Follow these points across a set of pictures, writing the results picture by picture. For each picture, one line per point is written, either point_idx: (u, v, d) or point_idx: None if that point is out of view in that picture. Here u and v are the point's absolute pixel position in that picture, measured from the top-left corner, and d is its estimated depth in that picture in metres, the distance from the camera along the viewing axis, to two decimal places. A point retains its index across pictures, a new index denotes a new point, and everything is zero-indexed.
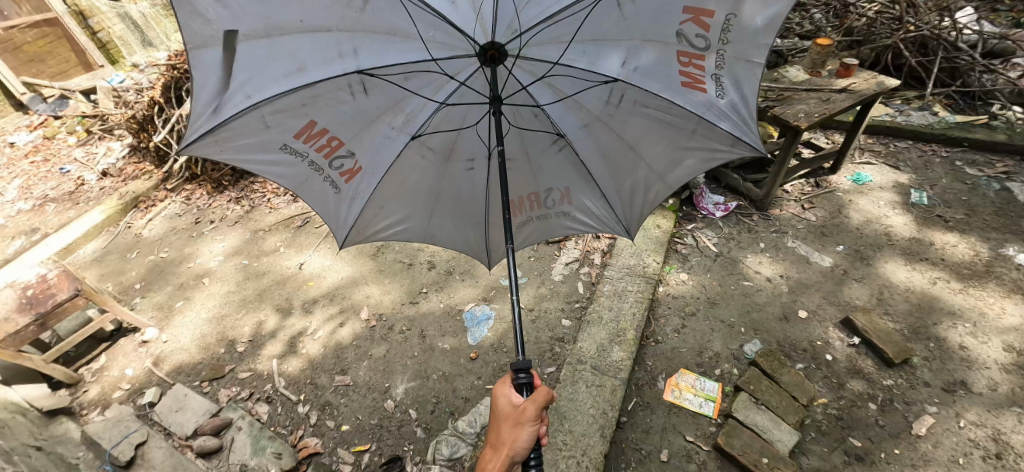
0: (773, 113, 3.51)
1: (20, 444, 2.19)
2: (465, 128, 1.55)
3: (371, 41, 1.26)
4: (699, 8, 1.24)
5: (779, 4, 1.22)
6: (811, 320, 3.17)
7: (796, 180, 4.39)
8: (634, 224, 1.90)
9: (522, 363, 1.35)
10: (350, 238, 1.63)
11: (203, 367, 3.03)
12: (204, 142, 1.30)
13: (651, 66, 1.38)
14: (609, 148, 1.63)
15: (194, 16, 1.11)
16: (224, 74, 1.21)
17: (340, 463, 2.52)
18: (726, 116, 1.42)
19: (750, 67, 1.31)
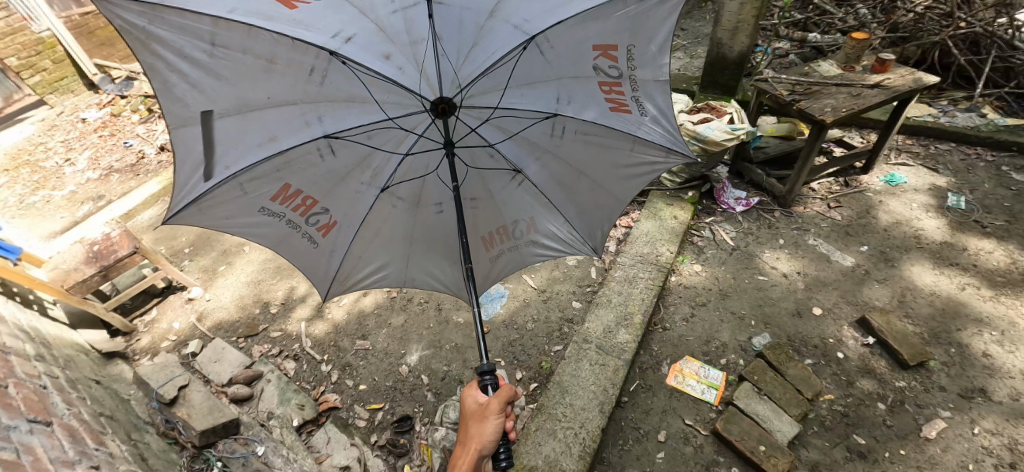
0: (798, 106, 3.46)
1: (82, 377, 2.51)
2: (428, 174, 1.66)
3: (333, 108, 1.39)
4: (606, 45, 1.52)
5: (665, 34, 1.55)
6: (825, 317, 3.13)
7: (823, 179, 4.27)
8: (599, 242, 2.06)
9: (486, 366, 1.51)
10: (333, 290, 1.73)
11: (240, 324, 3.33)
12: (188, 212, 1.42)
13: (582, 97, 1.62)
14: (564, 176, 1.81)
15: (174, 101, 1.25)
16: (203, 148, 1.33)
17: (356, 418, 2.76)
18: (652, 128, 1.72)
19: (658, 84, 1.64)
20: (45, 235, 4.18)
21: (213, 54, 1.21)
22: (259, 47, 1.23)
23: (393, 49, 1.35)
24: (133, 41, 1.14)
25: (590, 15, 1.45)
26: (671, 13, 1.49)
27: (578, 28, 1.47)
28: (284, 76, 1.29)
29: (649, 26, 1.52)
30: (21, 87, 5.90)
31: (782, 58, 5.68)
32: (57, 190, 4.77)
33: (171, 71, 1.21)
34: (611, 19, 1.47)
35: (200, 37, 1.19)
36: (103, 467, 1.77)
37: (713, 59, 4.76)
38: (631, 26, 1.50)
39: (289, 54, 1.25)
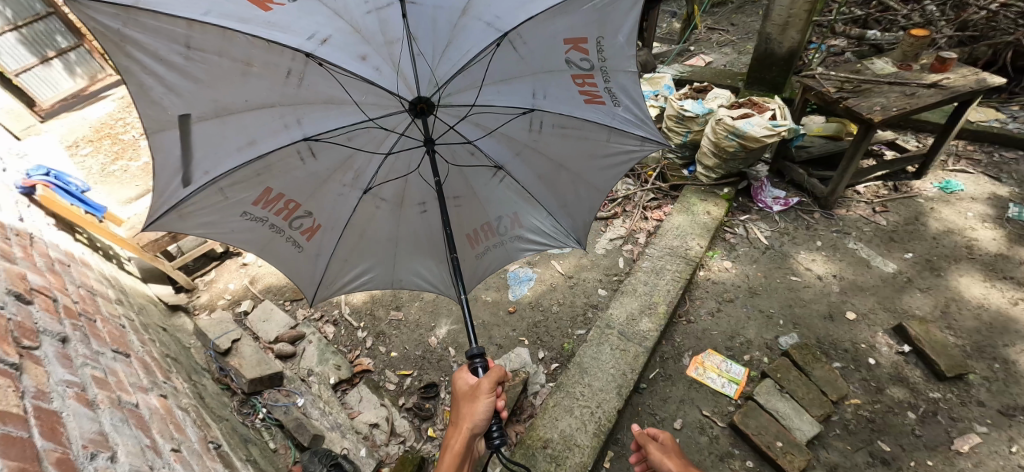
0: (845, 105, 3.35)
1: (152, 323, 2.80)
2: (410, 173, 1.77)
3: (312, 109, 1.47)
4: (575, 39, 1.57)
5: (631, 24, 1.59)
6: (859, 322, 3.04)
7: (871, 182, 4.09)
8: (582, 234, 2.16)
9: (476, 349, 1.41)
10: (320, 291, 1.85)
11: (287, 289, 3.62)
12: (170, 218, 1.48)
13: (556, 93, 1.69)
14: (543, 171, 1.90)
15: (149, 104, 1.29)
16: (181, 153, 1.38)
17: (386, 382, 2.97)
18: (625, 117, 1.80)
19: (627, 75, 1.71)
20: (123, 200, 4.67)
21: (189, 56, 1.26)
22: (236, 50, 1.29)
23: (368, 50, 1.43)
24: (108, 44, 1.18)
25: (558, 10, 1.50)
26: (634, 6, 1.55)
27: (547, 25, 1.53)
28: (261, 77, 1.35)
29: (613, 19, 1.57)
30: (105, 68, 6.52)
31: (836, 56, 5.44)
32: (134, 160, 5.28)
33: (147, 74, 1.26)
34: (577, 13, 1.53)
35: (175, 40, 1.23)
36: (169, 397, 2.02)
37: (759, 54, 4.63)
38: (596, 20, 1.55)
39: (265, 55, 1.32)
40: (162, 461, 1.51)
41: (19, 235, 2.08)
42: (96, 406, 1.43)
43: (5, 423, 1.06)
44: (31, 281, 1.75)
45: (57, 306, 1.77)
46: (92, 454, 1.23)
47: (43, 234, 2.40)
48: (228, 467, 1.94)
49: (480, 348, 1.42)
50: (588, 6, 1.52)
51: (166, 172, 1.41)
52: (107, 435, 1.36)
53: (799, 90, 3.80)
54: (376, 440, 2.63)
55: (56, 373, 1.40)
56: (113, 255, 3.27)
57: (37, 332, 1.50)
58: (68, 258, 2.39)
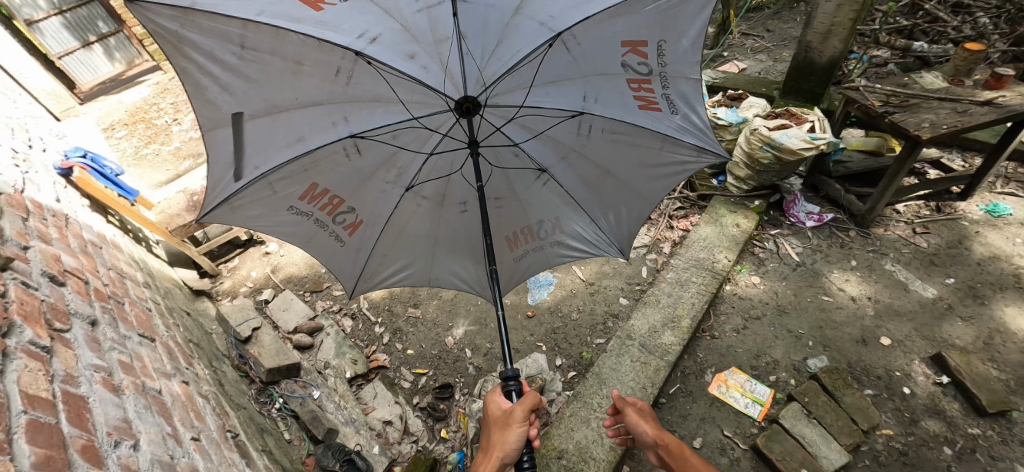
0: (891, 119, 3.20)
1: (177, 308, 2.82)
2: (453, 173, 1.76)
3: (359, 108, 1.47)
4: (634, 41, 1.47)
5: (697, 27, 1.48)
6: (894, 348, 2.90)
7: (911, 201, 3.90)
8: (625, 243, 2.08)
9: (511, 370, 1.37)
10: (359, 286, 1.86)
11: (307, 279, 3.66)
12: (221, 211, 1.54)
13: (609, 97, 1.60)
14: (589, 175, 1.82)
15: (206, 103, 1.36)
16: (233, 149, 1.44)
17: (402, 379, 2.96)
18: (683, 126, 1.68)
19: (687, 81, 1.59)
20: (154, 184, 4.79)
21: (242, 56, 1.30)
22: (287, 49, 1.30)
23: (417, 48, 1.40)
24: (166, 44, 1.25)
25: (618, 10, 1.40)
26: (703, 7, 1.42)
27: (605, 26, 1.44)
28: (312, 76, 1.36)
29: (679, 22, 1.46)
30: (142, 53, 6.67)
31: (878, 67, 5.21)
32: (166, 145, 5.41)
33: (201, 73, 1.32)
34: (638, 14, 1.42)
35: (229, 40, 1.27)
36: (191, 384, 2.02)
37: (798, 63, 4.47)
38: (660, 21, 1.44)
39: (315, 55, 1.32)
40: (182, 450, 1.52)
41: (55, 216, 2.11)
42: (122, 393, 1.44)
43: (34, 408, 1.06)
44: (64, 262, 1.77)
45: (88, 288, 1.79)
46: (117, 442, 1.23)
47: (77, 215, 2.44)
48: (245, 458, 1.94)
49: (515, 372, 1.38)
50: (651, 6, 1.41)
51: (219, 167, 1.47)
52: (131, 422, 1.36)
53: (840, 102, 3.65)
54: (389, 437, 2.61)
55: (84, 357, 1.41)
56: (142, 237, 3.32)
57: (69, 315, 1.52)
58: (100, 240, 2.42)
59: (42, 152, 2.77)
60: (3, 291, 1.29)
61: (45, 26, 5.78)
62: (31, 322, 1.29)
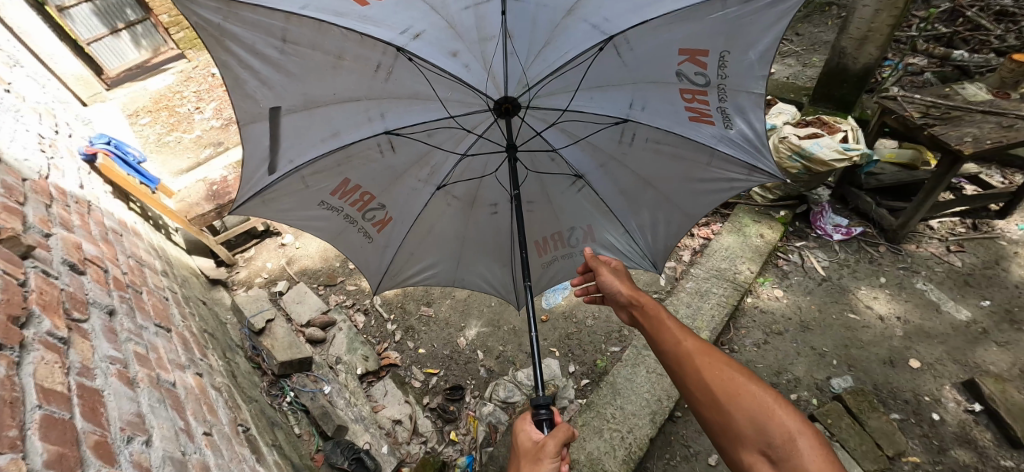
0: (931, 132, 3.04)
1: (194, 296, 2.83)
2: (486, 175, 1.74)
3: (396, 105, 1.47)
4: (694, 49, 1.40)
5: (767, 40, 1.38)
6: (923, 372, 2.77)
7: (946, 218, 3.72)
8: (661, 258, 1.97)
9: (542, 397, 1.27)
10: (384, 283, 1.86)
11: (322, 273, 3.66)
12: (254, 203, 1.57)
13: (657, 105, 1.52)
14: (626, 184, 1.75)
15: (245, 97, 1.38)
16: (269, 143, 1.46)
17: (412, 378, 2.95)
18: (737, 144, 1.56)
19: (749, 96, 1.48)
20: (175, 171, 4.86)
21: (284, 50, 1.31)
22: (331, 45, 1.31)
23: (460, 46, 1.40)
24: (209, 38, 1.27)
25: (679, 17, 1.33)
26: (779, 19, 1.33)
27: (661, 32, 1.37)
28: (350, 71, 1.37)
29: (749, 32, 1.37)
30: (168, 41, 6.76)
31: (914, 75, 4.99)
32: (188, 133, 5.49)
33: (241, 67, 1.33)
34: (701, 21, 1.34)
35: (272, 34, 1.28)
36: (204, 375, 2.01)
37: (830, 69, 4.31)
38: (726, 30, 1.36)
39: (356, 50, 1.32)
40: (193, 446, 1.50)
41: (79, 203, 2.12)
42: (136, 385, 1.42)
43: (49, 403, 1.05)
44: (86, 251, 1.77)
45: (107, 277, 1.78)
46: (129, 438, 1.22)
47: (99, 201, 2.46)
48: (255, 452, 1.93)
49: (548, 400, 1.27)
50: (718, 13, 1.33)
51: (255, 160, 1.51)
52: (145, 417, 1.35)
53: (876, 111, 3.49)
54: (398, 437, 2.59)
55: (101, 348, 1.40)
56: (162, 225, 3.36)
57: (88, 304, 1.51)
58: (121, 227, 2.44)
59: (68, 137, 2.81)
60: (24, 279, 1.28)
61: (76, 12, 5.89)
62: (50, 312, 1.28)
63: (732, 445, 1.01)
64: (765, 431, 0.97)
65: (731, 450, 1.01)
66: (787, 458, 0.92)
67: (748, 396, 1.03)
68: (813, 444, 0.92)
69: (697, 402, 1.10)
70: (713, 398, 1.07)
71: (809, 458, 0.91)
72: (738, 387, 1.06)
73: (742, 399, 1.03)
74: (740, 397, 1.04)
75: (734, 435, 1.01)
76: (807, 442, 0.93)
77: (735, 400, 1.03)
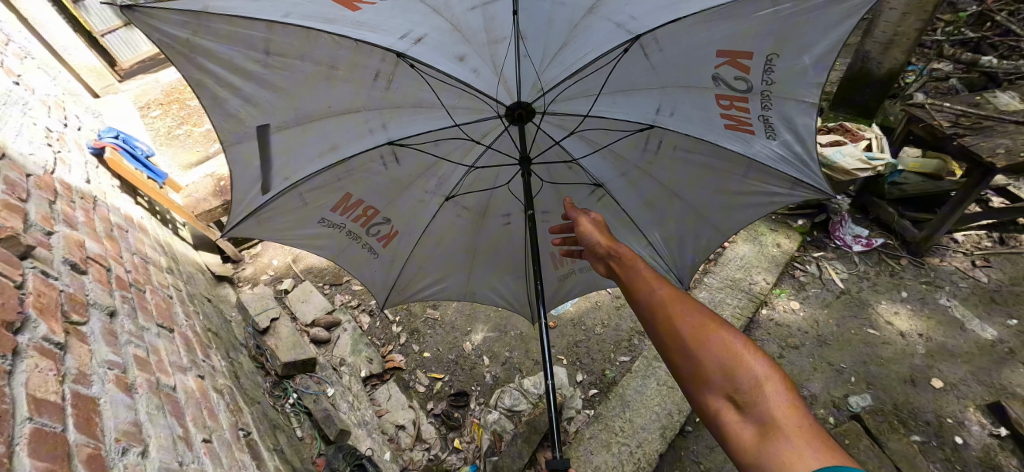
0: (959, 142, 2.93)
1: (199, 293, 2.80)
2: (497, 186, 1.69)
3: (399, 114, 1.42)
4: (736, 51, 1.31)
5: (823, 43, 1.29)
6: (947, 392, 2.65)
7: (972, 230, 3.58)
8: (687, 273, 1.91)
9: (559, 460, 1.02)
10: (392, 297, 1.86)
11: (328, 272, 3.63)
12: (249, 222, 1.54)
13: (687, 110, 1.45)
14: (652, 195, 1.68)
15: (226, 116, 1.34)
16: (260, 163, 1.43)
17: (417, 383, 2.90)
18: (780, 153, 1.50)
19: (799, 104, 1.41)
20: (184, 165, 4.86)
21: (267, 63, 1.25)
22: (320, 54, 1.24)
23: (467, 50, 1.32)
24: (177, 55, 1.21)
25: (719, 12, 1.23)
26: (844, 17, 1.23)
27: (698, 30, 1.28)
28: (346, 81, 1.31)
29: (803, 33, 1.27)
30: None
31: (939, 82, 4.82)
32: (197, 126, 5.49)
33: (219, 85, 1.29)
34: (746, 19, 1.25)
35: (253, 47, 1.22)
36: (206, 378, 1.97)
37: (853, 74, 4.17)
38: (776, 30, 1.26)
39: (352, 57, 1.25)
40: (192, 455, 1.46)
41: (84, 198, 2.10)
42: (134, 392, 1.38)
43: (41, 414, 1.00)
44: (88, 249, 1.73)
45: (110, 276, 1.75)
46: (125, 449, 1.18)
47: (106, 196, 2.45)
48: (255, 459, 1.89)
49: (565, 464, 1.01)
50: (767, 11, 1.23)
51: (246, 181, 1.48)
52: (142, 425, 1.31)
53: (902, 120, 3.38)
54: (401, 443, 2.55)
55: (99, 353, 1.35)
56: (169, 219, 3.34)
57: (88, 305, 1.47)
58: (126, 223, 2.42)
59: (77, 130, 2.80)
60: (22, 281, 1.24)
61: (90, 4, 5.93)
62: (47, 316, 1.24)
63: (697, 390, 0.89)
64: (732, 374, 0.85)
65: (696, 396, 0.89)
66: (754, 404, 0.81)
67: (717, 339, 0.92)
68: (779, 390, 0.82)
69: (663, 346, 0.98)
70: (681, 342, 0.94)
71: (777, 405, 0.80)
72: (707, 329, 0.94)
73: (711, 342, 0.91)
74: (708, 341, 0.91)
75: (701, 380, 0.89)
76: (774, 388, 0.83)
77: (703, 343, 0.91)
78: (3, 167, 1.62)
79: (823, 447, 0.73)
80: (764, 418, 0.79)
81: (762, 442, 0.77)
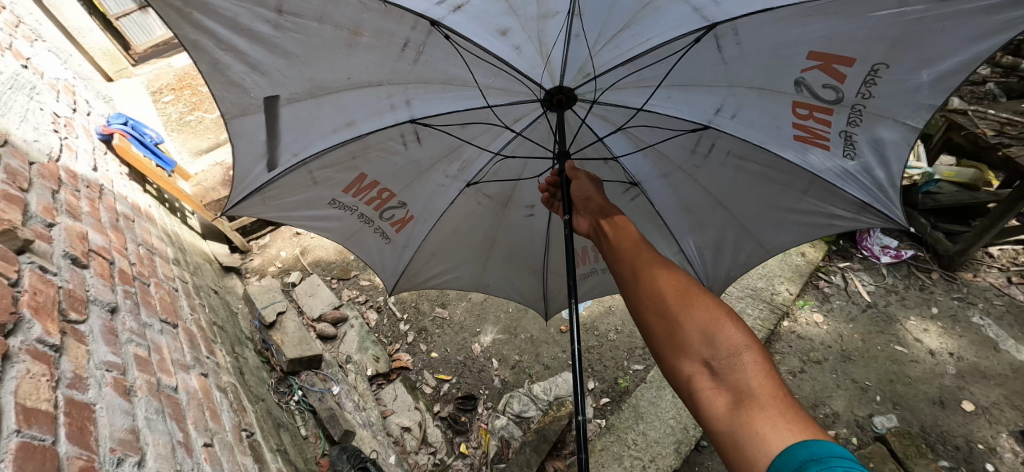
0: (1006, 153, 2.79)
1: (206, 285, 2.75)
2: (522, 179, 1.62)
3: (425, 90, 1.34)
4: (831, 56, 1.17)
5: (954, 58, 1.10)
6: (977, 416, 2.50)
7: (1009, 244, 3.39)
8: (719, 285, 1.86)
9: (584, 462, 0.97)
10: (402, 283, 1.80)
11: (336, 266, 3.59)
12: (251, 200, 1.47)
13: (751, 115, 1.35)
14: (693, 202, 1.61)
15: (229, 86, 1.22)
16: (267, 137, 1.33)
17: (423, 384, 2.85)
18: (853, 178, 1.39)
19: (895, 122, 1.25)
20: (194, 152, 4.82)
21: (279, 24, 1.11)
22: (341, 17, 1.11)
23: (513, 23, 1.23)
24: (169, 10, 1.05)
25: (821, 9, 1.07)
26: (990, 33, 1.03)
27: (793, 25, 1.14)
28: (370, 50, 1.19)
29: (928, 43, 1.09)
30: None
31: (976, 85, 4.57)
32: (209, 113, 5.46)
33: (221, 49, 1.15)
34: (859, 19, 1.08)
35: (266, 5, 1.07)
36: (210, 376, 1.92)
37: None
38: (894, 35, 1.09)
39: (377, 22, 1.13)
40: (192, 461, 1.40)
41: (90, 187, 2.05)
42: (133, 396, 1.32)
43: (31, 426, 0.93)
44: (91, 241, 1.68)
45: (112, 270, 1.68)
46: (120, 460, 1.11)
47: (113, 184, 2.40)
48: (258, 461, 1.84)
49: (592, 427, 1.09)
50: (894, 12, 1.05)
51: (250, 156, 1.38)
52: (139, 432, 1.24)
53: (942, 127, 3.27)
54: (407, 446, 2.48)
55: (97, 354, 1.29)
56: (178, 208, 3.31)
57: (87, 303, 1.41)
58: (133, 212, 2.37)
59: (86, 116, 2.77)
60: (17, 279, 1.17)
61: None
62: (42, 317, 1.17)
63: (671, 353, 0.79)
64: (712, 339, 0.76)
65: (669, 360, 0.79)
66: (730, 370, 0.71)
67: (702, 303, 0.82)
68: (760, 360, 0.71)
69: (642, 307, 0.88)
70: (662, 302, 0.85)
71: (752, 372, 0.70)
72: (693, 292, 0.85)
73: (696, 305, 0.81)
74: (691, 304, 0.82)
75: (678, 342, 0.79)
76: (753, 357, 0.72)
77: (686, 306, 0.81)
78: (4, 155, 1.56)
79: (801, 423, 0.63)
80: (740, 386, 0.68)
81: (735, 411, 0.66)
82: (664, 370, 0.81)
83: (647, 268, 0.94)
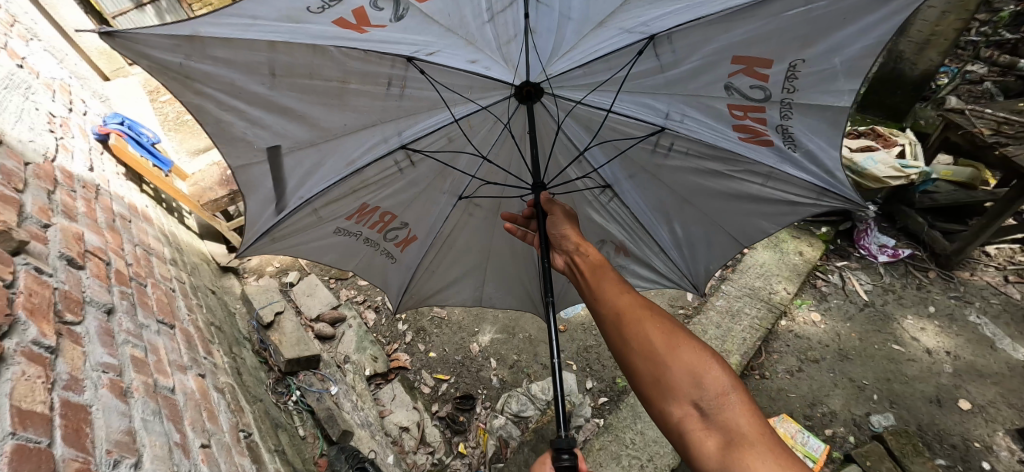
0: (1002, 151, 2.79)
1: (203, 285, 2.74)
2: (505, 197, 1.62)
3: (414, 121, 1.35)
4: (752, 59, 1.24)
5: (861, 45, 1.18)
6: (974, 415, 2.51)
7: (1005, 243, 3.40)
8: (702, 279, 1.82)
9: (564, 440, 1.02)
10: (408, 301, 1.80)
11: (333, 266, 3.59)
12: (263, 241, 1.46)
13: (697, 118, 1.38)
14: (661, 201, 1.61)
15: (233, 141, 1.24)
16: (273, 183, 1.34)
17: (422, 384, 2.85)
18: (803, 166, 1.41)
19: None
20: (192, 151, 4.80)
21: (275, 84, 1.16)
22: (335, 70, 1.16)
23: (479, 53, 1.23)
24: (173, 81, 1.08)
25: (740, 14, 1.14)
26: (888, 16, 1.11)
27: (720, 31, 1.19)
28: (360, 94, 1.24)
29: (835, 34, 1.16)
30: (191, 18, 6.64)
31: (972, 85, 4.57)
32: None
33: (221, 109, 1.18)
34: (774, 19, 1.15)
35: (259, 73, 1.13)
36: (207, 376, 1.92)
37: (884, 75, 3.95)
38: (803, 33, 1.17)
39: (364, 67, 1.17)
40: (189, 462, 1.40)
41: (86, 188, 2.04)
42: (130, 397, 1.31)
43: (26, 427, 0.92)
44: (87, 242, 1.67)
45: (109, 271, 1.68)
46: (116, 462, 1.11)
47: (109, 184, 2.39)
48: (256, 462, 1.84)
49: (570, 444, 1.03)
50: (798, 11, 1.13)
51: (259, 202, 1.38)
52: (136, 433, 1.24)
53: (942, 126, 3.27)
54: (405, 446, 2.50)
55: (94, 355, 1.29)
56: (175, 208, 3.30)
57: (83, 304, 1.40)
58: (130, 213, 2.36)
59: (82, 115, 2.76)
60: (12, 280, 1.17)
61: None
62: (38, 318, 1.17)
63: (660, 396, 0.82)
64: (700, 381, 0.80)
65: (657, 403, 0.82)
66: (719, 411, 0.76)
67: (687, 345, 0.86)
68: (745, 400, 0.78)
69: (627, 347, 0.90)
70: (649, 344, 0.88)
71: (740, 414, 0.75)
72: (678, 333, 0.89)
73: (681, 347, 0.86)
74: (677, 346, 0.86)
75: (666, 385, 0.82)
76: (738, 397, 0.78)
77: (673, 349, 0.85)
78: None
79: (785, 460, 0.69)
80: (730, 428, 0.74)
81: (727, 452, 0.71)
82: (652, 412, 0.84)
83: (630, 308, 0.96)
